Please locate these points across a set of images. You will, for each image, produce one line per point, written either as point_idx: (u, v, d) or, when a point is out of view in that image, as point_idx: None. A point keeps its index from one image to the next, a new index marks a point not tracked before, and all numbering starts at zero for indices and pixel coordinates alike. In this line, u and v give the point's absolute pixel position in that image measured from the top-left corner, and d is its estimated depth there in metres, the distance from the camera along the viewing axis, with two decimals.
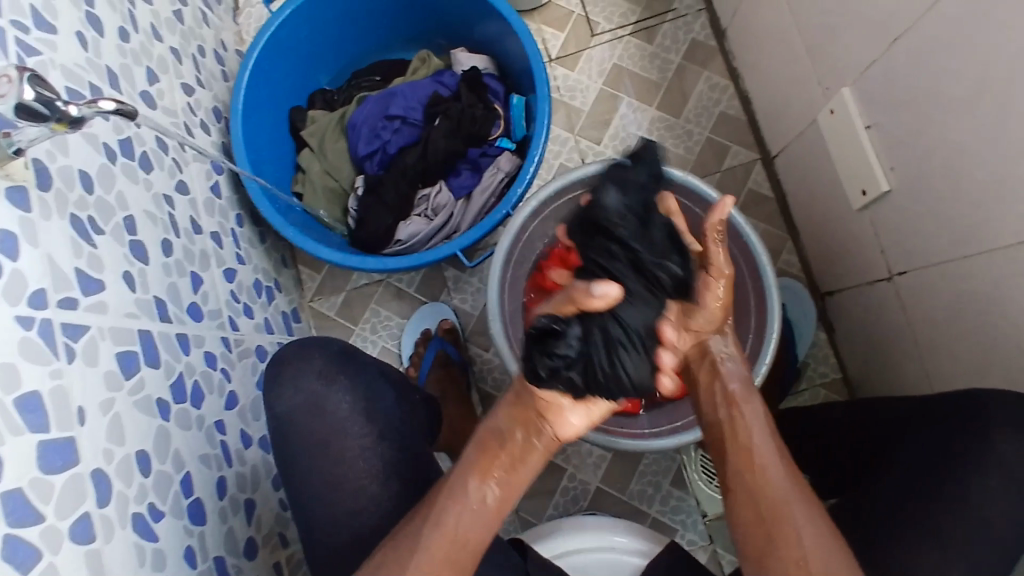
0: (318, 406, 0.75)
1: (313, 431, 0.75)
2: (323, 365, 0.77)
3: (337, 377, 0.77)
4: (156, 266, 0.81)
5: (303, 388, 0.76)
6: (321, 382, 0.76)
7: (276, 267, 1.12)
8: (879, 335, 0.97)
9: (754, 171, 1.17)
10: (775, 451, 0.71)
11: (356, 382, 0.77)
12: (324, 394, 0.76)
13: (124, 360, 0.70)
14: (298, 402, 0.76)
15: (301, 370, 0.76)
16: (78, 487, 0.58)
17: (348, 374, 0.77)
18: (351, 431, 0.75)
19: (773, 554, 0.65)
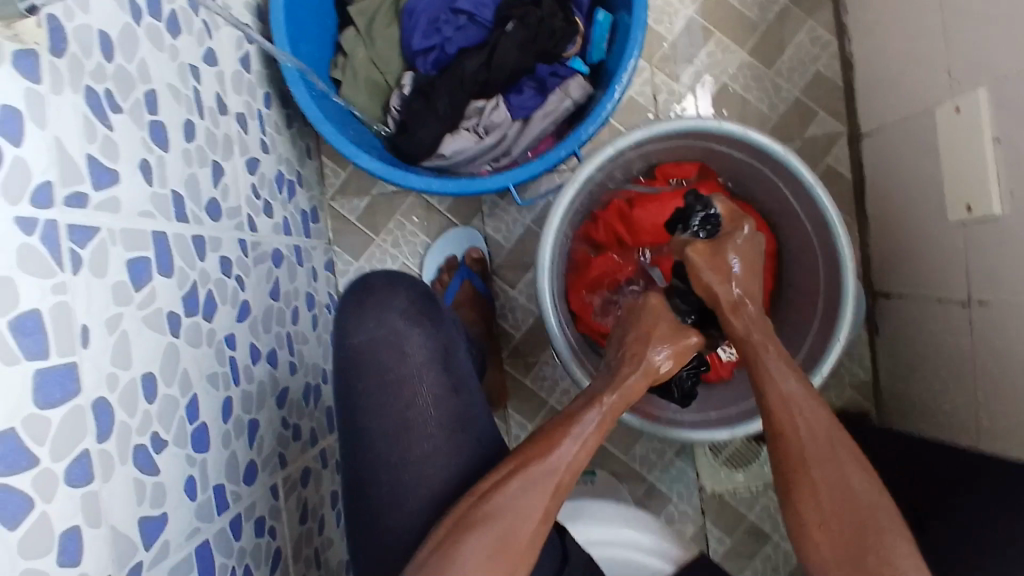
0: (396, 345, 0.73)
1: (386, 371, 0.73)
2: (408, 305, 0.75)
3: (421, 322, 0.75)
4: (177, 153, 0.70)
5: (386, 323, 0.74)
6: (404, 322, 0.74)
7: (301, 157, 1.01)
8: (933, 354, 0.92)
9: (837, 145, 1.06)
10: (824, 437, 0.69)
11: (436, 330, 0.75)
12: (405, 335, 0.74)
13: (135, 269, 0.61)
14: (377, 334, 0.74)
15: (384, 304, 0.75)
16: (77, 421, 0.51)
17: (431, 321, 0.76)
18: (425, 380, 0.73)
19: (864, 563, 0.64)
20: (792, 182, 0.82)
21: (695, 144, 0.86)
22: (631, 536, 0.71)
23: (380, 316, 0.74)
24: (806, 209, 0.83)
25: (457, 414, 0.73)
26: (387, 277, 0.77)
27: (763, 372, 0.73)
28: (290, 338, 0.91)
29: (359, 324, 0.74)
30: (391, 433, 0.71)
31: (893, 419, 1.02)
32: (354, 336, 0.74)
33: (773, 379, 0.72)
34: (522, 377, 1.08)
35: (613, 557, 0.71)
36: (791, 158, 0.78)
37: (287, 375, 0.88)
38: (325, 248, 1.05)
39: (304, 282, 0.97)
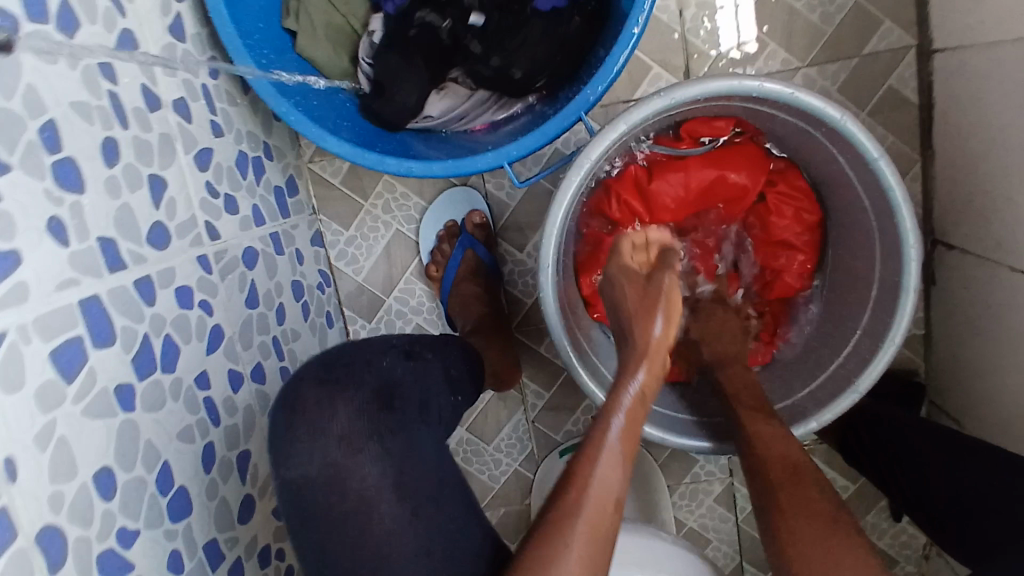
0: (338, 479, 0.61)
1: (340, 464, 0.61)
2: (350, 424, 0.63)
3: (371, 428, 0.63)
4: (98, 187, 0.58)
5: (322, 448, 0.62)
6: (345, 450, 0.62)
7: (266, 124, 0.87)
8: (999, 323, 0.82)
9: (903, 64, 0.88)
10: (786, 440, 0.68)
11: (388, 445, 0.63)
12: (348, 467, 0.61)
13: (63, 357, 0.52)
14: (314, 462, 0.61)
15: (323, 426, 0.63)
16: (16, 567, 0.45)
17: (382, 436, 0.64)
18: (381, 509, 0.61)
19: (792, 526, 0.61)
20: (850, 150, 0.68)
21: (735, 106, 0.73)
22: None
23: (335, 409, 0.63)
24: (863, 178, 0.70)
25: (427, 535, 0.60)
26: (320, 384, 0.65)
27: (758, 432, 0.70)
28: (278, 342, 0.83)
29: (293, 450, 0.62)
30: None
31: (944, 377, 0.94)
32: (286, 465, 0.62)
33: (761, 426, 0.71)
34: (535, 346, 1.00)
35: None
36: (851, 126, 0.64)
37: (278, 383, 0.82)
38: (308, 221, 0.94)
39: (287, 272, 0.87)
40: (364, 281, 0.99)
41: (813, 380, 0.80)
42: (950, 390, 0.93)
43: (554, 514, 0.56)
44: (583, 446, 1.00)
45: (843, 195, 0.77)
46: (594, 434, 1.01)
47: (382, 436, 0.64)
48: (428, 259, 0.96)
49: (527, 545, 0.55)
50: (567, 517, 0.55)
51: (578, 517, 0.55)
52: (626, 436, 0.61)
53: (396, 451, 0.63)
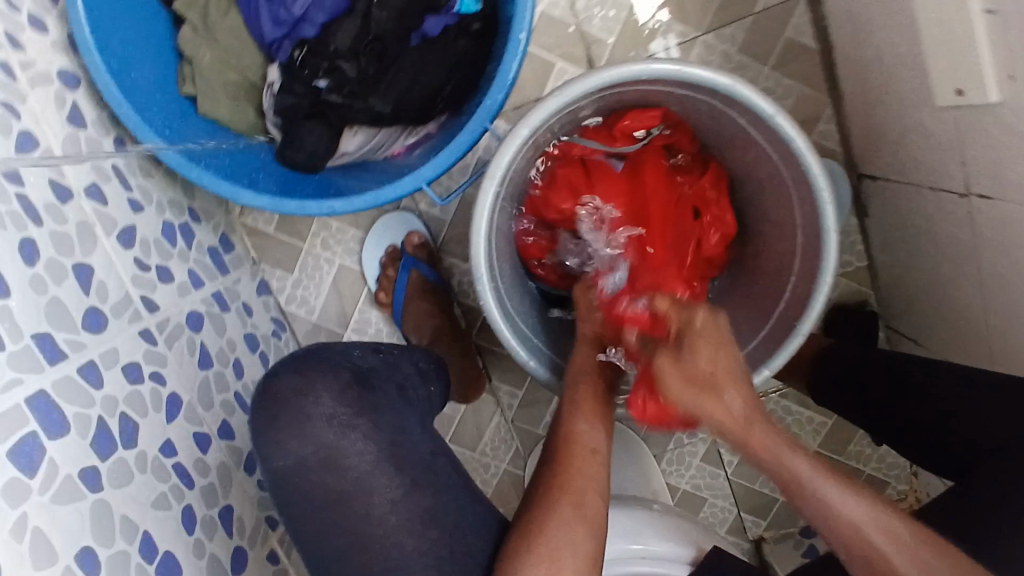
0: (333, 462, 0.65)
1: (331, 487, 0.65)
2: (338, 408, 0.67)
3: (360, 420, 0.67)
4: (24, 288, 0.60)
5: (311, 439, 0.65)
6: (335, 432, 0.66)
7: (188, 188, 0.88)
8: (930, 244, 0.85)
9: (795, 13, 0.91)
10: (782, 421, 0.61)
11: (377, 425, 0.68)
12: (341, 447, 0.65)
13: (20, 454, 0.55)
14: (307, 457, 0.65)
15: (306, 414, 0.66)
16: None
17: (369, 418, 0.68)
18: (379, 485, 0.65)
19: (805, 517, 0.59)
20: (748, 114, 0.70)
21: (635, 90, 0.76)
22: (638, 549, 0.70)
23: (315, 397, 0.67)
24: (767, 135, 0.72)
25: (427, 510, 0.64)
26: (298, 377, 0.68)
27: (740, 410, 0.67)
28: (240, 397, 0.85)
29: (284, 447, 0.65)
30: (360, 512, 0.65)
31: (895, 303, 0.97)
32: (277, 459, 0.66)
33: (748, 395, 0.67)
34: (499, 349, 1.02)
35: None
36: (741, 93, 0.66)
37: (249, 436, 0.83)
38: (251, 273, 0.95)
39: (237, 328, 0.88)
40: (319, 320, 1.00)
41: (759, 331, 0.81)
42: (901, 314, 0.95)
43: (543, 481, 0.66)
44: None
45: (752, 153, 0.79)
46: None
47: (354, 431, 0.66)
48: (376, 286, 0.98)
49: (525, 515, 0.64)
50: (554, 483, 0.64)
51: (560, 478, 0.65)
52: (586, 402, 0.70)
53: (384, 442, 0.67)
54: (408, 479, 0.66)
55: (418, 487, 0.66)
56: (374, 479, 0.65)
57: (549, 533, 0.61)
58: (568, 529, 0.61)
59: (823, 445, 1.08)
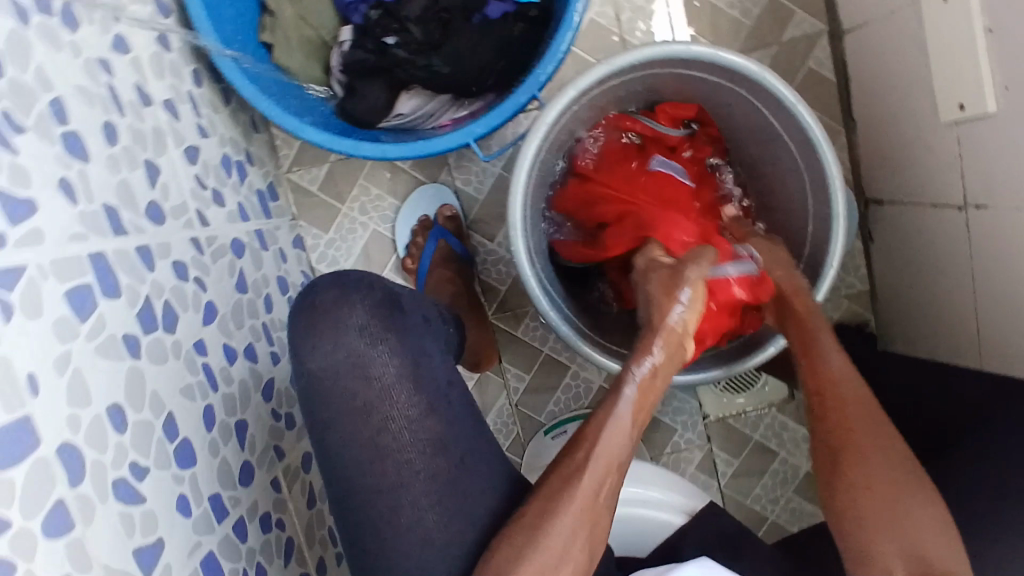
0: (361, 370, 0.66)
1: (352, 397, 0.65)
2: (367, 319, 0.66)
3: (386, 336, 0.67)
4: (99, 160, 0.65)
5: (344, 346, 0.66)
6: (365, 342, 0.66)
7: (247, 133, 0.95)
8: (933, 259, 0.90)
9: (817, 47, 1.00)
10: (842, 377, 0.74)
11: (403, 342, 0.68)
12: (369, 357, 0.66)
13: (76, 299, 0.57)
14: (338, 360, 0.65)
15: (342, 322, 0.66)
16: (42, 474, 0.49)
17: (397, 335, 0.68)
18: (397, 403, 0.65)
19: (834, 474, 0.70)
20: (771, 103, 0.79)
21: (670, 75, 0.84)
22: (640, 493, 0.75)
23: (351, 309, 0.67)
24: (787, 126, 0.80)
25: (438, 438, 0.65)
26: (338, 289, 0.68)
27: (813, 362, 0.76)
28: (267, 328, 0.88)
29: (318, 348, 0.65)
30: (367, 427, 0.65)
31: (896, 324, 1.02)
32: (311, 361, 0.66)
33: (823, 366, 0.75)
34: (513, 331, 1.06)
35: (646, 518, 0.75)
36: (768, 78, 0.75)
37: (270, 366, 0.86)
38: (289, 225, 1.00)
39: (272, 267, 0.93)
40: None
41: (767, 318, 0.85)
42: (899, 334, 1.00)
43: (570, 457, 0.66)
44: (562, 424, 1.04)
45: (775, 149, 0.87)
46: (574, 412, 1.05)
47: (381, 341, 0.66)
48: (404, 253, 1.02)
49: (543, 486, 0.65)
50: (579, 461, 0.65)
51: (588, 459, 0.65)
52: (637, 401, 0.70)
53: (409, 360, 0.67)
54: (424, 403, 0.66)
55: (431, 412, 0.66)
56: (391, 395, 0.65)
57: (552, 522, 0.62)
58: (572, 511, 0.63)
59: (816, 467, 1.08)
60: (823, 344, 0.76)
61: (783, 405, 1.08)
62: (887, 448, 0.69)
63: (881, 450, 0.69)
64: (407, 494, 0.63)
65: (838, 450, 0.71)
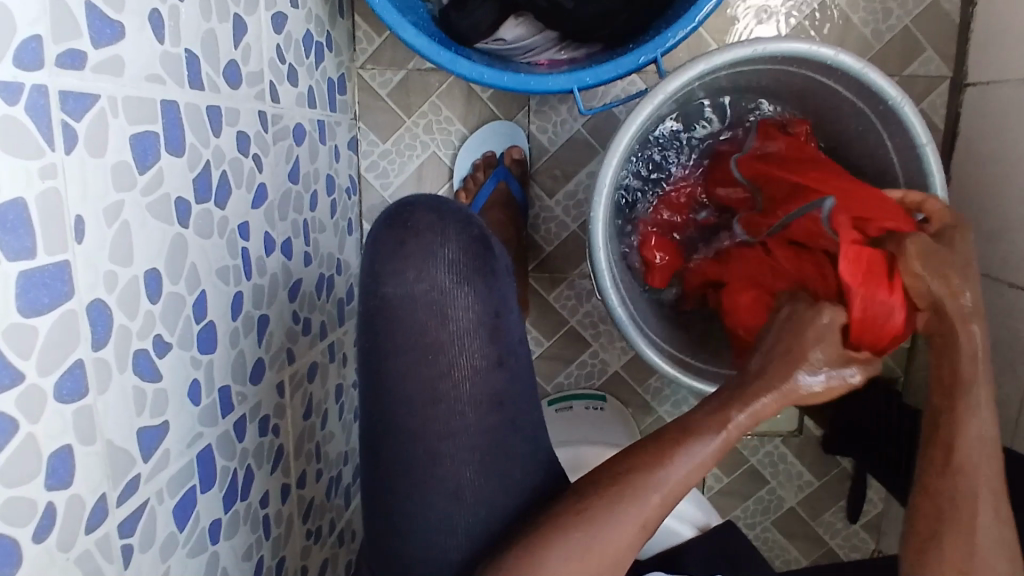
0: (439, 308, 0.60)
1: (422, 333, 0.60)
2: (459, 260, 0.61)
3: (473, 279, 0.62)
4: (193, 1, 0.58)
5: (430, 278, 0.60)
6: (452, 280, 0.61)
7: (332, 15, 0.87)
8: (993, 340, 0.87)
9: (937, 91, 0.94)
10: (982, 441, 0.59)
11: (486, 292, 0.62)
12: (450, 296, 0.61)
13: (140, 145, 0.51)
14: (414, 293, 0.60)
15: (431, 253, 0.61)
16: (69, 328, 0.44)
17: (482, 281, 0.62)
18: (469, 346, 0.61)
19: (934, 550, 0.57)
20: (901, 136, 0.73)
21: (800, 78, 0.77)
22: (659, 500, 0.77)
23: (443, 242, 0.61)
24: (905, 163, 0.75)
25: (497, 394, 0.61)
26: (435, 212, 0.62)
27: (958, 408, 0.60)
28: (307, 227, 0.83)
29: (399, 274, 0.60)
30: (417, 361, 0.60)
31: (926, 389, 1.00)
32: (388, 283, 0.61)
33: (967, 416, 0.60)
34: (545, 294, 1.02)
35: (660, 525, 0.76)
36: (907, 110, 0.68)
37: (301, 266, 0.81)
38: (348, 124, 0.94)
39: (325, 163, 0.87)
40: (390, 197, 0.99)
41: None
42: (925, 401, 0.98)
43: (643, 448, 0.58)
44: (569, 399, 1.01)
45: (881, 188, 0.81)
46: (584, 390, 1.03)
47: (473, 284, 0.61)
48: (459, 186, 0.97)
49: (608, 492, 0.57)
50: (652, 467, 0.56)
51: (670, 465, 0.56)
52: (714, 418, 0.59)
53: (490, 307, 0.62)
54: (496, 355, 0.62)
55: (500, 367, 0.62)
56: (467, 340, 0.61)
57: (612, 517, 0.55)
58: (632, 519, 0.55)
59: (801, 504, 1.07)
60: (976, 396, 0.60)
61: (789, 437, 1.05)
62: (996, 501, 0.57)
63: (993, 507, 0.57)
64: (438, 435, 0.59)
65: (943, 519, 0.57)
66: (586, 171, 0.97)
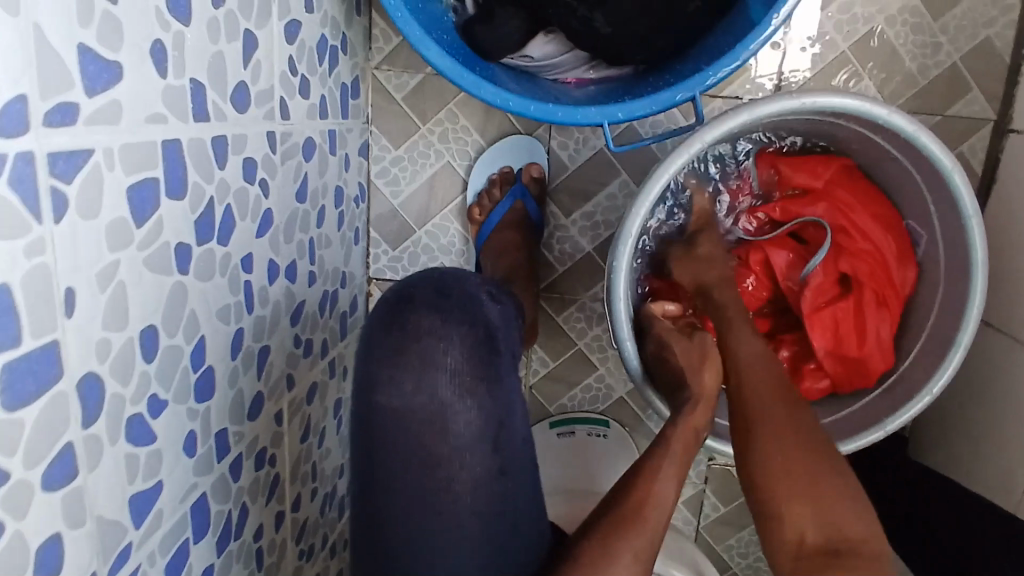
0: (439, 420, 0.56)
1: (418, 448, 0.56)
2: (462, 368, 0.58)
3: (476, 390, 0.58)
4: (200, 23, 0.53)
5: (430, 391, 0.56)
6: (454, 391, 0.57)
7: (349, 15, 0.81)
8: (1005, 403, 0.84)
9: (978, 133, 0.89)
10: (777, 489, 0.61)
11: (492, 399, 0.58)
12: (452, 409, 0.56)
13: (138, 197, 0.47)
14: (412, 403, 0.56)
15: (432, 360, 0.57)
16: (58, 412, 0.41)
17: (489, 387, 0.59)
18: (469, 461, 0.56)
19: None
20: (945, 203, 0.70)
21: (842, 128, 0.74)
22: None
23: (444, 347, 0.57)
24: (946, 229, 0.72)
25: (497, 494, 0.56)
26: (437, 313, 0.58)
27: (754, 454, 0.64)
28: (313, 245, 0.78)
29: (395, 385, 0.56)
30: (405, 461, 0.56)
31: (933, 435, 0.98)
32: (380, 393, 0.56)
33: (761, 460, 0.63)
34: (554, 315, 0.99)
35: None
36: (956, 179, 0.65)
37: (305, 287, 0.77)
38: (360, 129, 0.89)
39: (334, 174, 0.82)
40: (400, 206, 0.95)
41: (836, 406, 0.81)
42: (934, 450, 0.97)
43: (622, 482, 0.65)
44: (571, 423, 0.99)
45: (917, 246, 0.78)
46: (588, 414, 1.00)
47: (477, 396, 0.57)
48: (473, 200, 0.93)
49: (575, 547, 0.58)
50: (629, 521, 0.59)
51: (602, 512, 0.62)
52: (676, 466, 0.65)
53: (495, 407, 0.58)
54: (498, 465, 0.57)
55: (503, 477, 0.57)
56: (467, 450, 0.56)
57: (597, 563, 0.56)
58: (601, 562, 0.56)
59: None
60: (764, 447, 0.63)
61: None
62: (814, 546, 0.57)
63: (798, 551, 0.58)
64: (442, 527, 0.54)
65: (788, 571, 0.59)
66: (606, 193, 0.93)
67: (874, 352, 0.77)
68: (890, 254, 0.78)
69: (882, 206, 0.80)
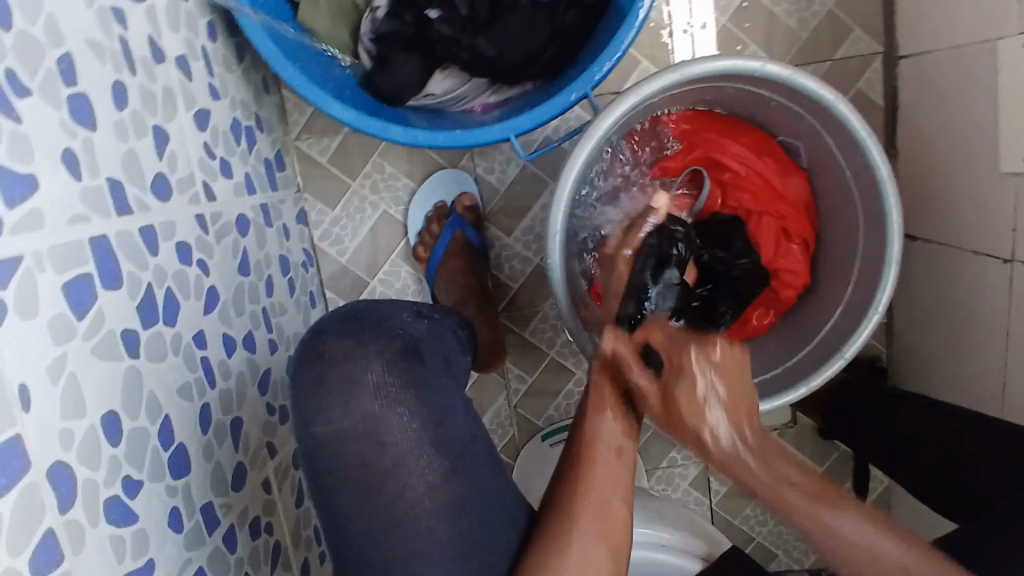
0: (375, 434, 0.59)
1: (364, 464, 0.58)
2: (386, 378, 0.61)
3: (403, 396, 0.61)
4: (107, 126, 0.57)
5: (358, 407, 0.59)
6: (382, 403, 0.60)
7: (257, 96, 0.86)
8: (966, 309, 0.87)
9: (870, 68, 0.95)
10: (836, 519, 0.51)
11: (421, 404, 0.61)
12: (384, 417, 0.59)
13: (74, 291, 0.50)
14: (348, 423, 0.59)
15: (357, 378, 0.60)
16: (31, 503, 0.43)
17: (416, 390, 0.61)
18: (414, 466, 0.58)
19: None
20: (842, 136, 0.73)
21: (730, 91, 0.79)
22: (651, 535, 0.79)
23: (364, 365, 0.61)
24: (848, 160, 0.75)
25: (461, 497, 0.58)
26: (353, 338, 0.62)
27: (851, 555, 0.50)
28: (267, 314, 0.81)
29: (327, 409, 0.59)
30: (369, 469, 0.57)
31: (909, 360, 1.01)
32: (318, 422, 0.59)
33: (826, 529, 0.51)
34: (519, 331, 1.01)
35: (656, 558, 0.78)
36: (838, 107, 0.68)
37: (267, 355, 0.80)
38: (294, 198, 0.93)
39: (275, 245, 0.86)
40: (349, 262, 0.98)
41: (799, 349, 0.84)
42: (915, 373, 0.99)
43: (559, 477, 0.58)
44: (563, 430, 1.00)
45: (834, 183, 0.81)
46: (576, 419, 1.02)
47: (415, 388, 0.62)
48: (416, 241, 0.96)
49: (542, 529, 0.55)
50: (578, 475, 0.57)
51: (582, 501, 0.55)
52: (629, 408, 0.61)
53: (428, 403, 0.61)
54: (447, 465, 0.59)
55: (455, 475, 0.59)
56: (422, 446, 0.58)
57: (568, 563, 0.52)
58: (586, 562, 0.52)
59: None
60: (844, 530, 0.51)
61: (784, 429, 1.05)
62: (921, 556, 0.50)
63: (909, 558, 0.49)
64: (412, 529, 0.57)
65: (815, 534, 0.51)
66: (539, 204, 0.97)
67: (792, 263, 0.87)
68: (774, 171, 0.85)
69: (747, 130, 0.87)
